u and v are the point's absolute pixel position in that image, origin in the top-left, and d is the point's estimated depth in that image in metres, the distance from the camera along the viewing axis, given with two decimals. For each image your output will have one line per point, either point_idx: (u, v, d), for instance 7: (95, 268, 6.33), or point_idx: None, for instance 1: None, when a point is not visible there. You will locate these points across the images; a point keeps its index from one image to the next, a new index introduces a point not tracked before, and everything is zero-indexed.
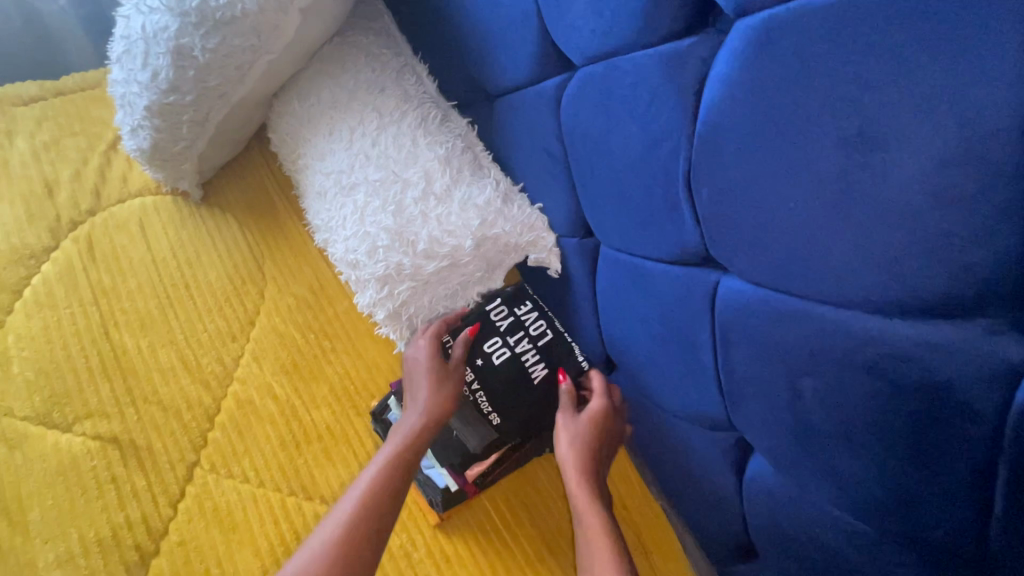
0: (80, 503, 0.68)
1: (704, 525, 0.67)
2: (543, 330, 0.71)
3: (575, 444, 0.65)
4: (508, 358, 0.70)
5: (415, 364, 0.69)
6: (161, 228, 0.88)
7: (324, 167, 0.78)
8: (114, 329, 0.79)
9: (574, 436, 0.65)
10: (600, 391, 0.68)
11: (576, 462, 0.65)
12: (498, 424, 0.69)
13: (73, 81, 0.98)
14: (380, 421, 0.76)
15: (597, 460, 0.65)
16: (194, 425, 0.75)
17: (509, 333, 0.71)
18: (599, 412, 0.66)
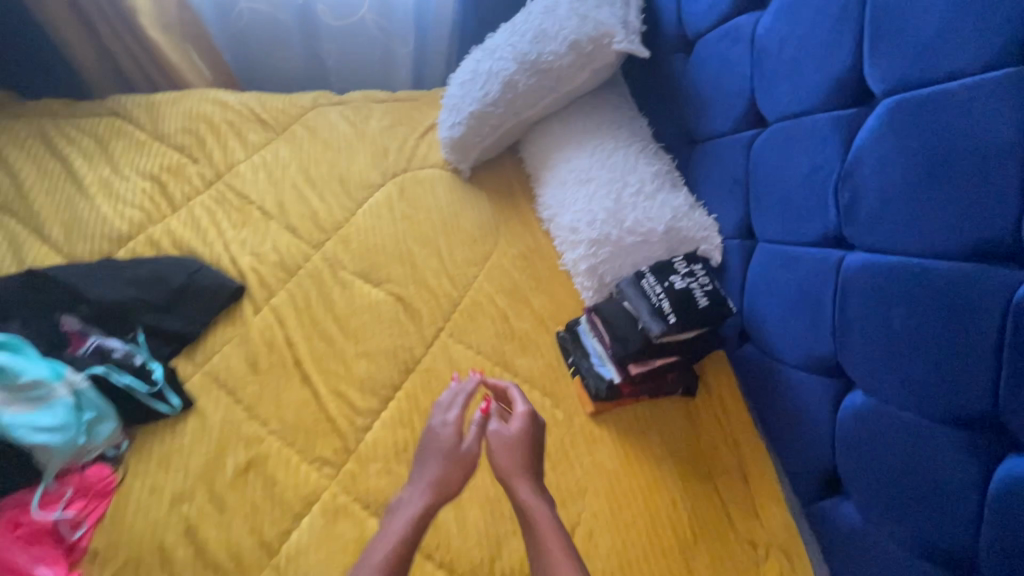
0: (377, 327, 1.07)
1: (799, 461, 0.89)
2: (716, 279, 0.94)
3: (500, 452, 0.85)
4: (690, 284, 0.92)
5: (443, 437, 0.89)
6: (444, 188, 1.33)
7: (569, 167, 1.18)
8: (408, 238, 1.22)
9: (500, 446, 0.86)
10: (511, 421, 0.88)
11: (507, 467, 0.84)
12: (671, 324, 0.89)
13: (407, 95, 1.53)
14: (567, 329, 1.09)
15: (519, 461, 0.85)
16: (445, 306, 1.13)
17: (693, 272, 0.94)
18: (512, 430, 0.87)
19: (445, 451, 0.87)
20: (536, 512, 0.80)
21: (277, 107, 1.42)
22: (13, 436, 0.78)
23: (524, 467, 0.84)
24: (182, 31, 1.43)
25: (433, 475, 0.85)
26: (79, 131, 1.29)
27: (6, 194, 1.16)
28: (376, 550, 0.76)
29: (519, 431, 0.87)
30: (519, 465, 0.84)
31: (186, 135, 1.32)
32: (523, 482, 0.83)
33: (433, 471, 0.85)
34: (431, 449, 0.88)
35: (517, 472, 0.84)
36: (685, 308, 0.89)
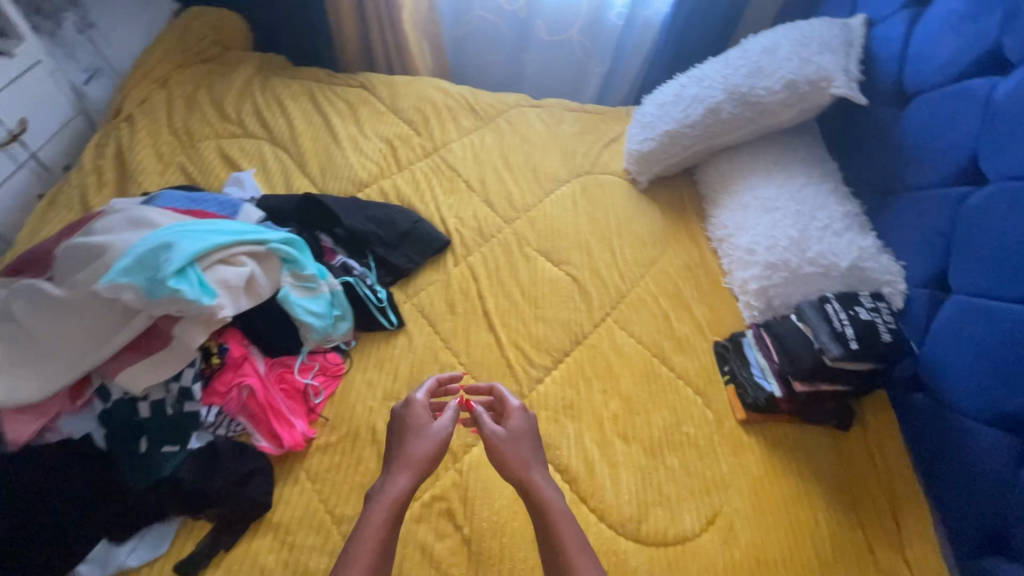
0: (554, 300, 1.21)
1: (961, 516, 0.92)
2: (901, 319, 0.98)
3: (504, 445, 0.87)
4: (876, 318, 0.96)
5: (441, 427, 0.87)
6: (621, 194, 1.46)
7: (754, 194, 1.25)
8: (587, 231, 1.36)
9: (507, 442, 0.88)
10: (510, 418, 0.91)
11: (505, 462, 0.86)
12: (852, 350, 0.94)
13: (596, 109, 1.69)
14: (731, 340, 1.16)
15: (520, 457, 0.86)
16: (613, 295, 1.24)
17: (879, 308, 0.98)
18: (510, 426, 0.89)
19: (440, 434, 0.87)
20: (547, 503, 0.81)
21: (487, 102, 1.63)
22: (293, 311, 0.99)
23: (521, 465, 0.85)
24: (424, 28, 1.70)
25: (423, 455, 0.84)
26: (337, 96, 1.58)
27: (282, 135, 1.45)
28: (372, 526, 0.75)
29: (520, 430, 0.89)
30: (522, 460, 0.86)
31: (415, 112, 1.56)
32: (526, 475, 0.84)
33: (423, 451, 0.84)
34: (427, 432, 0.86)
35: (518, 467, 0.85)
36: (868, 338, 0.94)
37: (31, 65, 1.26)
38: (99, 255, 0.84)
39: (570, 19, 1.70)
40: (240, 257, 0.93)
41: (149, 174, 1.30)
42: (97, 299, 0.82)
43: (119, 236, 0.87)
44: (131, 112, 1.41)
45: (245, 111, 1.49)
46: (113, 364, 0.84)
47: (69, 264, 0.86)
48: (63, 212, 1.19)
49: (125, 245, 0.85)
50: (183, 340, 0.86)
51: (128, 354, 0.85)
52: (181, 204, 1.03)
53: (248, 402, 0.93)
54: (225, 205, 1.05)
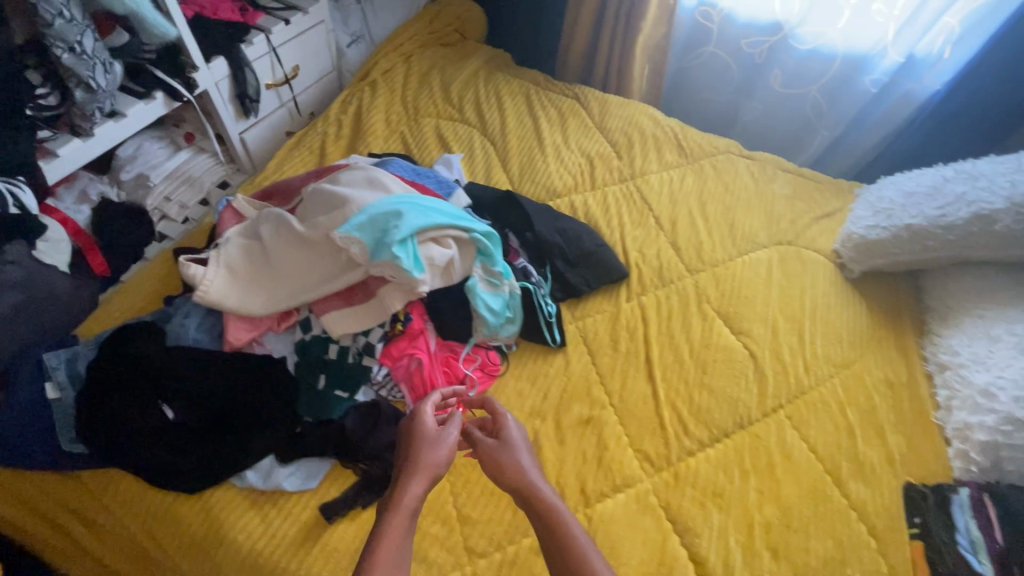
0: (725, 371, 1.10)
1: None
2: None
3: (496, 454, 0.81)
4: None
5: (450, 434, 0.80)
6: (825, 277, 1.30)
7: (1007, 329, 1.06)
8: (777, 307, 1.22)
9: (499, 455, 0.81)
10: (505, 427, 0.85)
11: (505, 475, 0.79)
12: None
13: (814, 175, 1.53)
14: (935, 490, 0.97)
15: (516, 465, 0.80)
16: (792, 388, 1.10)
17: None
18: (503, 435, 0.83)
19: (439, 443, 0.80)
20: (554, 507, 0.74)
21: (697, 141, 1.55)
22: (474, 302, 1.00)
23: (519, 474, 0.78)
24: (653, 54, 1.66)
25: (435, 465, 0.77)
26: (550, 102, 1.61)
27: (493, 128, 1.51)
28: (389, 531, 0.68)
29: (515, 438, 0.84)
30: (519, 469, 0.79)
31: (622, 134, 1.53)
32: (528, 481, 0.78)
33: (434, 460, 0.77)
34: (433, 440, 0.80)
35: (517, 473, 0.79)
36: None
37: (315, 24, 1.45)
38: (341, 205, 0.92)
39: (816, 74, 1.55)
40: (448, 240, 0.96)
41: (376, 136, 1.42)
42: (331, 244, 0.90)
43: (360, 192, 0.95)
44: (376, 78, 1.56)
45: (466, 98, 1.58)
46: (323, 303, 0.93)
47: (315, 206, 0.96)
48: (304, 153, 1.35)
49: (364, 203, 0.92)
50: (384, 302, 0.91)
51: (334, 299, 0.92)
52: (407, 176, 1.10)
53: (412, 374, 0.96)
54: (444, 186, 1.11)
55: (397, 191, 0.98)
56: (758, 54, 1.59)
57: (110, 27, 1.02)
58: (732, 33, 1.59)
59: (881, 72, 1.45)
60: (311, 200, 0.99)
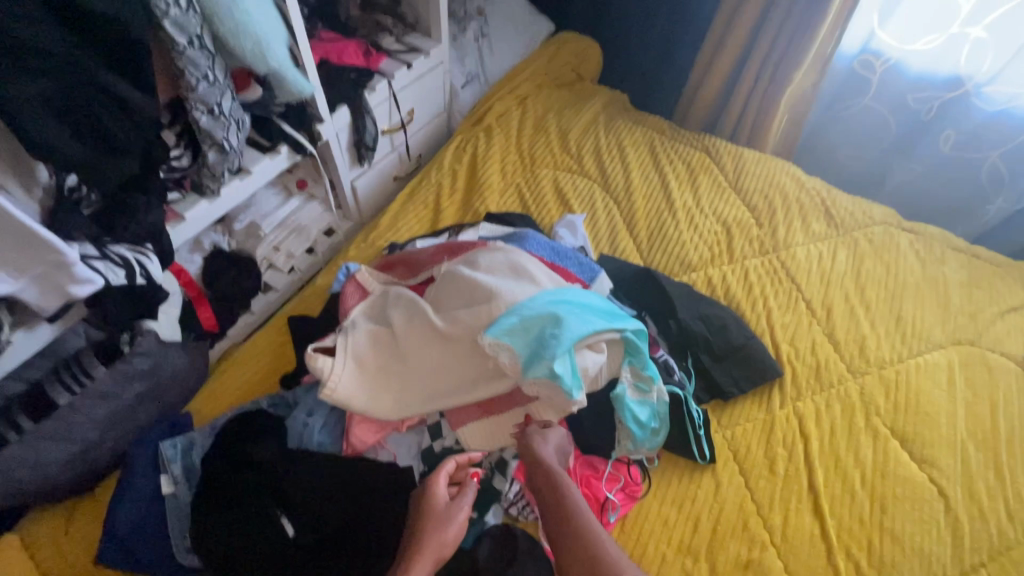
0: (910, 512, 0.92)
1: None
2: None
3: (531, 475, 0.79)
4: None
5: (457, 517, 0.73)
6: (1022, 393, 1.08)
7: None
8: (965, 429, 1.02)
9: (535, 481, 0.78)
10: (537, 443, 0.80)
11: (538, 490, 0.78)
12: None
13: (993, 258, 1.30)
14: None
15: (550, 487, 0.77)
16: (996, 542, 0.91)
17: None
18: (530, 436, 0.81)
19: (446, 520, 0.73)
20: (598, 540, 0.71)
21: (848, 209, 1.36)
22: (621, 411, 0.87)
23: (555, 499, 0.76)
24: (797, 104, 1.48)
25: (441, 545, 0.71)
26: (677, 155, 1.46)
27: (616, 184, 1.38)
28: None
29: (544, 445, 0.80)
30: (556, 487, 0.76)
31: (761, 198, 1.37)
32: (567, 510, 0.74)
33: (439, 541, 0.71)
34: (439, 516, 0.73)
35: (556, 497, 0.75)
36: None
37: (435, 67, 1.36)
38: (487, 300, 0.81)
39: (1001, 139, 1.32)
40: (601, 346, 0.83)
41: (492, 190, 1.32)
42: (476, 346, 0.80)
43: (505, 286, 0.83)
44: (490, 123, 1.46)
45: (585, 148, 1.45)
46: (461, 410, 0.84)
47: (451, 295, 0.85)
48: (418, 207, 1.26)
49: (514, 299, 0.81)
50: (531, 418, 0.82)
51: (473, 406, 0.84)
52: (546, 256, 0.98)
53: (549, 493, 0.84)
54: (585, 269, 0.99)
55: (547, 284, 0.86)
56: (928, 112, 1.38)
57: (246, 82, 0.96)
58: (897, 87, 1.39)
59: None
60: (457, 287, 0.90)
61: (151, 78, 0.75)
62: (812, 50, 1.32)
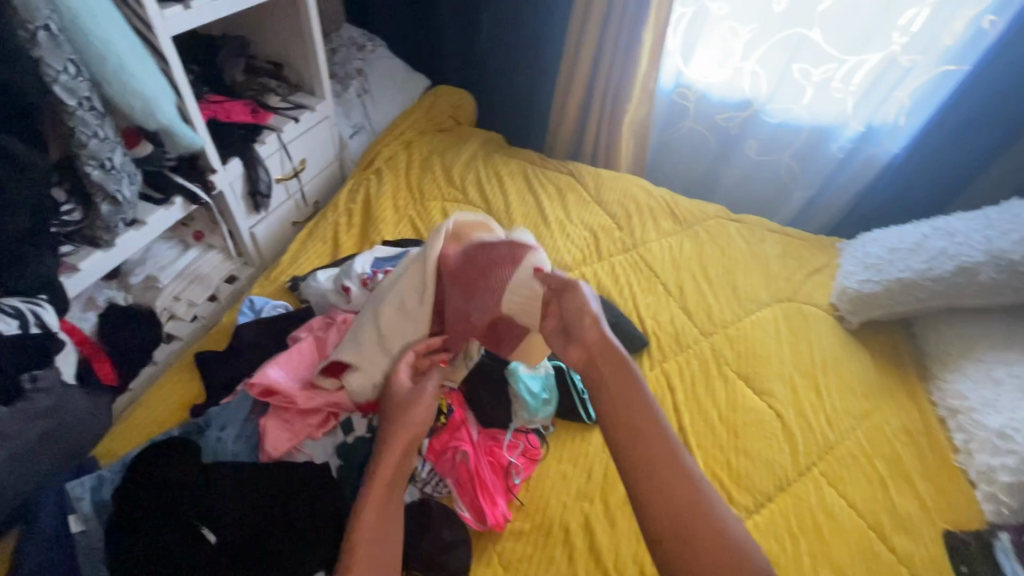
0: (757, 433, 1.14)
1: None
2: None
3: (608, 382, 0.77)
4: None
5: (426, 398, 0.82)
6: (828, 331, 1.36)
7: (1005, 370, 1.13)
8: (791, 363, 1.28)
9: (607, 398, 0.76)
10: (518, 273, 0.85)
11: (581, 354, 0.81)
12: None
13: (799, 234, 1.64)
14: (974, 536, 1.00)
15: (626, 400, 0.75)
16: (821, 444, 1.14)
17: None
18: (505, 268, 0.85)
19: (412, 407, 0.81)
20: (644, 404, 0.74)
21: (688, 208, 1.66)
22: (516, 385, 1.03)
23: (619, 386, 0.76)
24: (637, 130, 1.79)
25: (412, 432, 0.78)
26: (548, 179, 1.70)
27: (498, 208, 1.58)
28: (368, 503, 0.71)
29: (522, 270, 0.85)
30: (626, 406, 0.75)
31: (619, 207, 1.63)
32: (623, 369, 0.77)
33: (411, 428, 0.78)
34: (406, 403, 0.81)
35: (604, 351, 0.79)
36: None
37: (321, 120, 1.51)
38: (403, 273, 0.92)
39: (786, 143, 1.70)
40: None
41: (387, 223, 1.46)
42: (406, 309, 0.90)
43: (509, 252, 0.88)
44: (380, 166, 1.62)
45: (468, 180, 1.65)
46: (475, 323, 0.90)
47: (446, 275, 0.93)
48: (318, 244, 1.36)
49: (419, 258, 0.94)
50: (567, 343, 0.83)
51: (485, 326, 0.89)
52: None
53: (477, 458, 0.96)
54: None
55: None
56: (733, 128, 1.75)
57: (136, 139, 1.06)
58: (707, 111, 1.75)
59: (845, 139, 1.61)
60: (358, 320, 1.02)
61: (36, 134, 0.83)
62: (636, 87, 1.64)
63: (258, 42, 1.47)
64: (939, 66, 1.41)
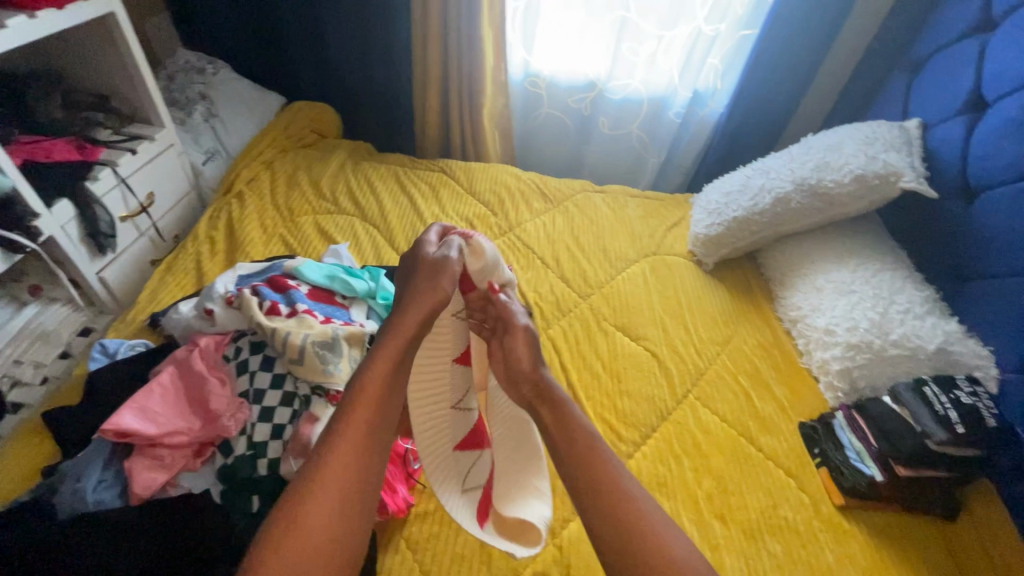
0: (637, 374, 1.24)
1: None
2: (994, 414, 0.95)
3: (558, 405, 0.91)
4: (975, 406, 0.95)
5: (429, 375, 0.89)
6: (689, 275, 1.51)
7: (826, 277, 1.30)
8: (660, 308, 1.41)
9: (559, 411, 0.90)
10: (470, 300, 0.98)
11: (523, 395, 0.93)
12: (959, 434, 0.93)
13: (656, 195, 1.80)
14: (819, 420, 1.15)
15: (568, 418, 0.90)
16: (692, 372, 1.27)
17: (969, 392, 0.97)
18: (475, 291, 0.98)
19: (387, 359, 0.89)
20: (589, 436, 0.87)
21: (556, 186, 1.76)
22: None
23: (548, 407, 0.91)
24: (499, 122, 1.87)
25: (384, 378, 0.86)
26: (420, 179, 1.73)
27: (372, 213, 1.58)
28: (340, 443, 0.81)
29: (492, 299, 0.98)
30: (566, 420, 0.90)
31: (492, 195, 1.69)
32: (563, 407, 0.91)
33: (382, 374, 0.87)
34: (386, 355, 0.89)
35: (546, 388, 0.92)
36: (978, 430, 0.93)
37: (165, 149, 1.43)
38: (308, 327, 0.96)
39: (632, 116, 1.87)
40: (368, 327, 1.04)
41: (255, 244, 1.41)
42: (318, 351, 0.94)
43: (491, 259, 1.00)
44: (241, 189, 1.56)
45: (339, 190, 1.63)
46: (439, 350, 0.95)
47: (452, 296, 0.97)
48: (179, 277, 1.29)
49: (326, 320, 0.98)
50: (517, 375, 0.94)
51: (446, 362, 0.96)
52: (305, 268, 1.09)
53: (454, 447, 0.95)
54: (349, 287, 1.09)
55: (321, 323, 0.97)
56: (584, 108, 1.89)
57: None
58: (559, 95, 1.87)
59: (679, 105, 1.80)
60: (230, 344, 0.98)
61: None
62: (487, 80, 1.72)
63: (76, 75, 1.37)
64: (738, 32, 1.62)
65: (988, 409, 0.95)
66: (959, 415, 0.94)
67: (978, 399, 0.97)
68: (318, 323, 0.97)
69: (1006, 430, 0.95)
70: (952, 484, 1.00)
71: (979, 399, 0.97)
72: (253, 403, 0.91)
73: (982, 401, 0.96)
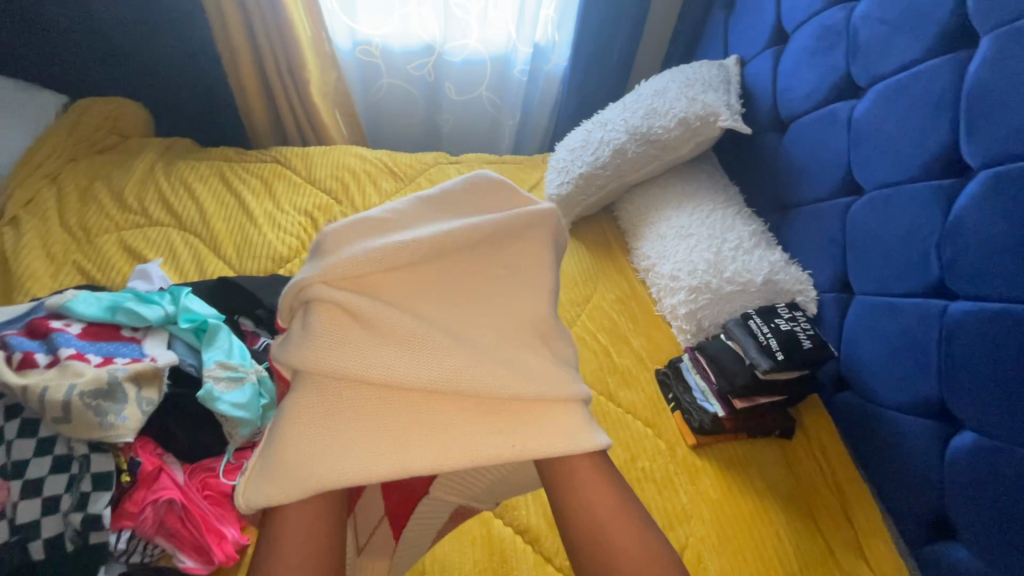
0: None
1: (908, 506, 0.93)
2: (809, 339, 1.02)
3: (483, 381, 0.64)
4: (791, 333, 1.02)
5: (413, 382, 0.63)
6: None
7: (668, 223, 1.31)
8: None
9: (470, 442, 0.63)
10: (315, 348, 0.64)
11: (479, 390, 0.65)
12: (780, 360, 0.99)
13: (513, 159, 1.74)
14: (670, 366, 1.18)
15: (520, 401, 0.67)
16: None
17: (787, 321, 1.04)
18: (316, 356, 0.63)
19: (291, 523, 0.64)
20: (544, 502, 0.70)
21: (406, 162, 1.64)
22: (216, 409, 0.88)
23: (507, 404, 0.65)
24: (334, 98, 1.70)
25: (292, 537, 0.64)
26: (248, 173, 1.53)
27: (191, 219, 1.38)
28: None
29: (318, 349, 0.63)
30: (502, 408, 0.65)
31: (333, 180, 1.54)
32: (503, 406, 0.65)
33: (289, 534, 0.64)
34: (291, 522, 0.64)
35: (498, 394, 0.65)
36: (795, 355, 0.99)
37: None
38: (75, 376, 0.80)
39: (477, 79, 1.78)
40: (163, 358, 0.90)
41: (39, 278, 1.19)
42: (76, 407, 0.77)
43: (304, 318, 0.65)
44: (16, 213, 1.29)
45: (148, 200, 1.41)
46: (273, 451, 0.61)
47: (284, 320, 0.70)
48: None
49: (108, 371, 0.82)
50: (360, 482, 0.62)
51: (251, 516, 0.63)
52: (91, 302, 0.92)
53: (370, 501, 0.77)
54: (137, 317, 0.94)
55: (96, 367, 0.83)
56: (426, 74, 1.77)
57: None
58: (397, 63, 1.73)
59: (522, 62, 1.73)
60: None
61: None
62: (306, 54, 1.53)
63: None
64: None
65: (804, 335, 1.02)
66: (779, 343, 1.00)
67: (794, 326, 1.03)
68: (90, 368, 0.82)
69: (823, 350, 1.01)
70: (783, 405, 1.07)
71: (795, 326, 1.03)
72: (12, 479, 0.76)
73: (798, 327, 1.03)
